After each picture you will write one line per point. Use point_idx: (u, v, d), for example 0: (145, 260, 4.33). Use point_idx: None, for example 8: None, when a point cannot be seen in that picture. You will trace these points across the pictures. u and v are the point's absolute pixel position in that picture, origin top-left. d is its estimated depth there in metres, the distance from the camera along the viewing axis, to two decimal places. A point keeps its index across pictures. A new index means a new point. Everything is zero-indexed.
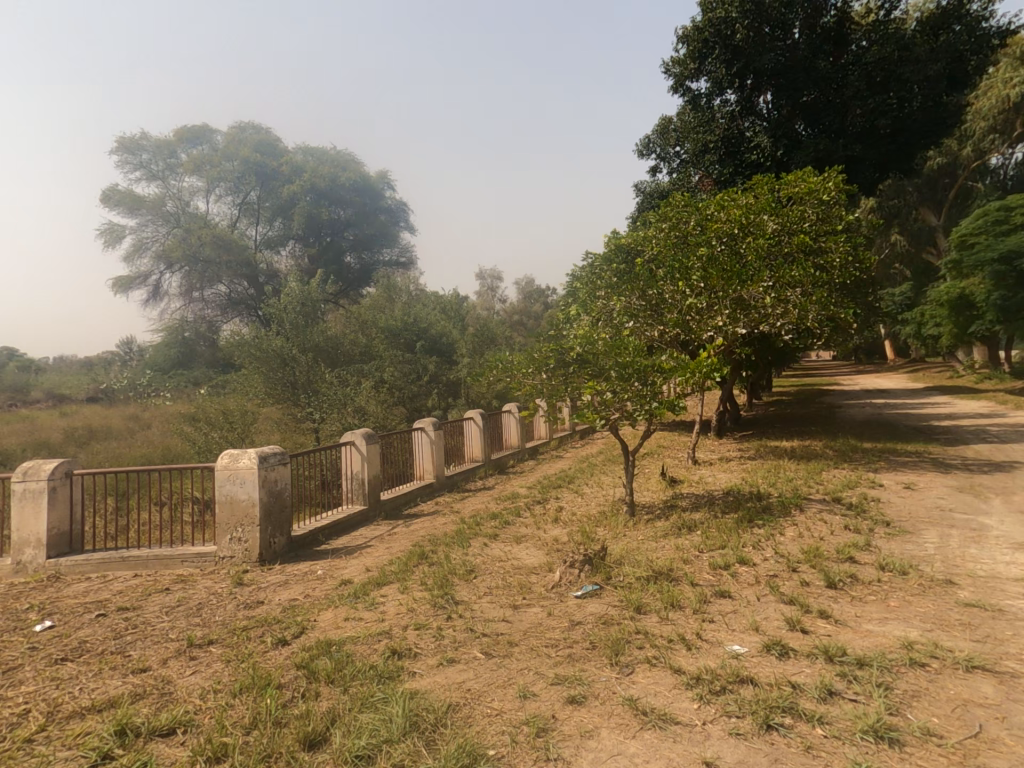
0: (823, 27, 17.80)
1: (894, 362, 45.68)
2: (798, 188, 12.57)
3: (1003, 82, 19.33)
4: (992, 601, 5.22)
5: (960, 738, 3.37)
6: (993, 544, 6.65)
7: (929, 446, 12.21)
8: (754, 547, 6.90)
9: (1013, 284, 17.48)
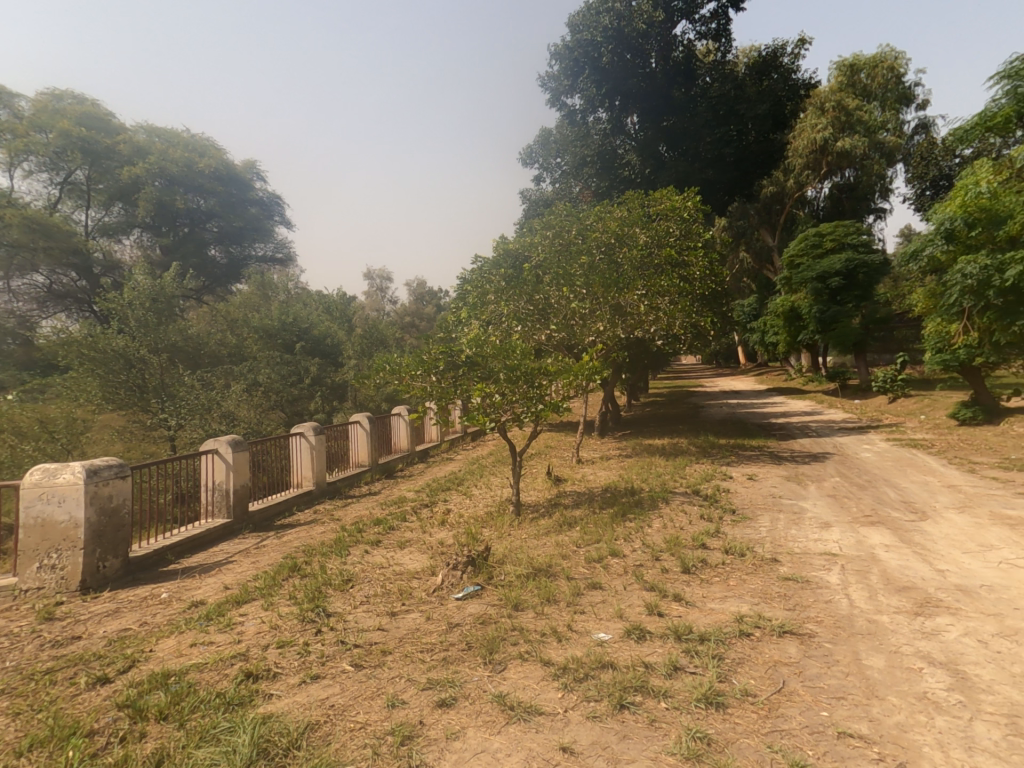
0: (675, 59, 20.37)
1: (745, 366, 51.53)
2: (664, 205, 13.70)
3: (811, 125, 21.64)
4: (804, 573, 6.04)
5: (768, 694, 3.85)
6: (807, 524, 7.72)
7: (770, 441, 13.88)
8: (625, 539, 7.38)
9: (825, 300, 20.66)
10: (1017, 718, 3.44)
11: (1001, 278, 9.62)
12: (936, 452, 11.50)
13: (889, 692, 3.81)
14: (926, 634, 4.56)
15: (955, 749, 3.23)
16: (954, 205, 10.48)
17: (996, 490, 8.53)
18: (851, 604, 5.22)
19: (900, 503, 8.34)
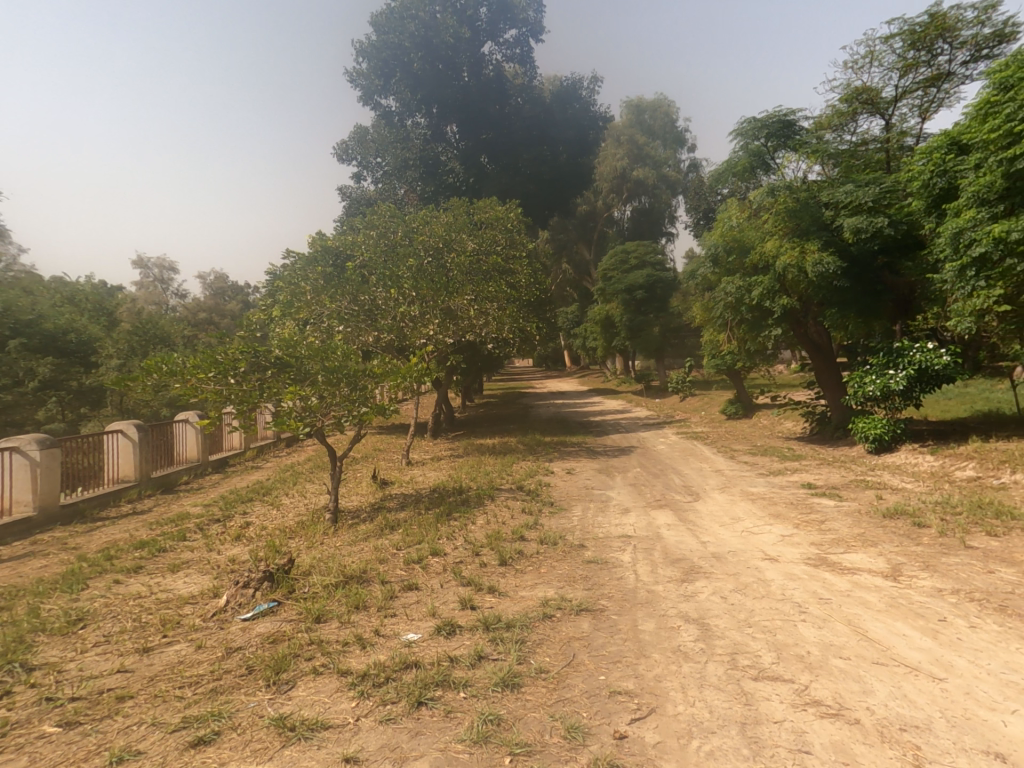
0: (486, 75, 23.19)
1: (571, 368, 56.54)
2: (489, 214, 14.52)
3: (611, 155, 28.22)
4: (603, 556, 6.74)
5: (559, 669, 4.21)
6: (609, 511, 8.64)
7: (589, 437, 15.26)
8: (447, 537, 7.51)
9: (633, 309, 23.47)
10: (738, 654, 4.24)
11: (749, 296, 11.77)
12: (709, 442, 13.74)
13: (654, 650, 4.42)
14: (687, 596, 5.40)
15: (694, 689, 3.86)
16: (715, 235, 12.65)
17: (747, 471, 10.46)
18: (635, 578, 5.96)
19: (681, 487, 9.76)
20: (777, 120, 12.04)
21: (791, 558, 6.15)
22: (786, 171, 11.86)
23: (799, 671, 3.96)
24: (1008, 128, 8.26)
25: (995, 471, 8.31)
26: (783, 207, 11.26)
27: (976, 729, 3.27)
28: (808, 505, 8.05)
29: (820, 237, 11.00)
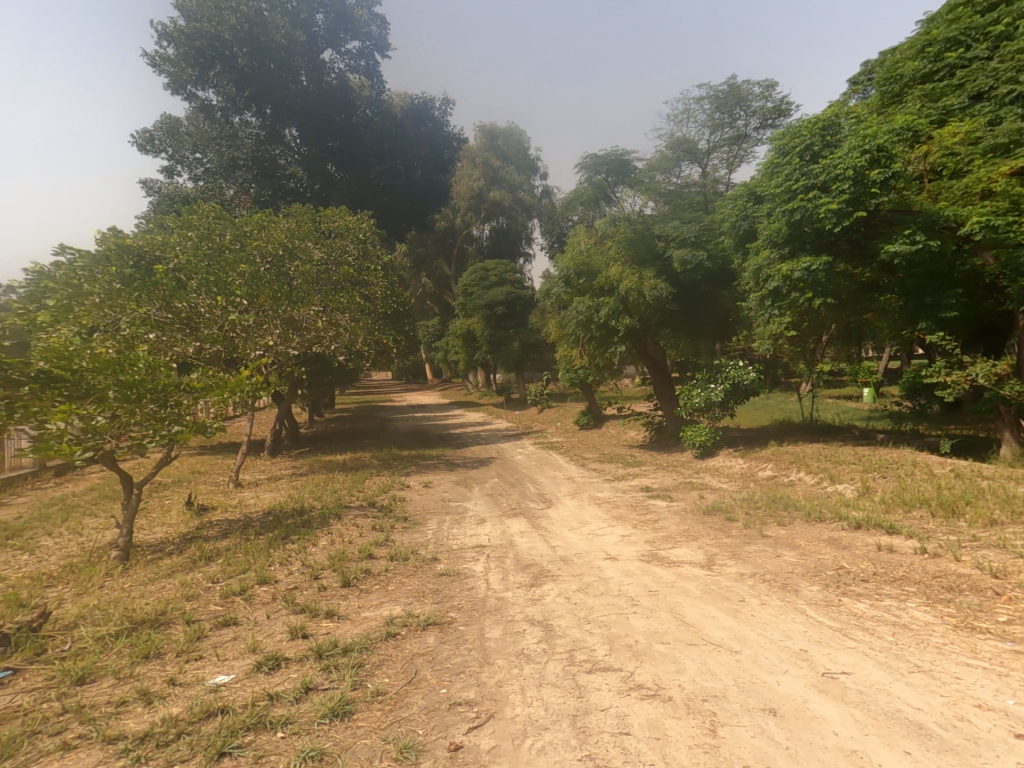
0: (328, 81, 21.46)
1: (431, 381, 56.58)
2: (338, 223, 13.98)
3: (468, 174, 29.27)
4: (456, 567, 6.79)
5: (398, 688, 4.13)
6: (466, 522, 8.70)
7: (448, 450, 15.31)
8: (280, 563, 6.98)
9: (494, 323, 24.21)
10: (576, 650, 4.51)
11: (598, 316, 12.68)
12: (563, 451, 14.51)
13: (498, 656, 4.54)
14: (534, 600, 5.64)
15: (531, 689, 4.03)
16: (566, 257, 13.41)
17: (595, 478, 11.23)
18: (485, 587, 6.07)
19: (536, 495, 10.18)
20: (614, 157, 13.46)
21: (627, 556, 6.72)
22: (625, 204, 13.16)
23: (626, 659, 4.30)
24: (790, 185, 10.14)
25: (787, 469, 9.87)
26: (623, 236, 12.42)
27: (760, 691, 3.74)
28: (644, 506, 8.87)
29: (654, 266, 12.34)
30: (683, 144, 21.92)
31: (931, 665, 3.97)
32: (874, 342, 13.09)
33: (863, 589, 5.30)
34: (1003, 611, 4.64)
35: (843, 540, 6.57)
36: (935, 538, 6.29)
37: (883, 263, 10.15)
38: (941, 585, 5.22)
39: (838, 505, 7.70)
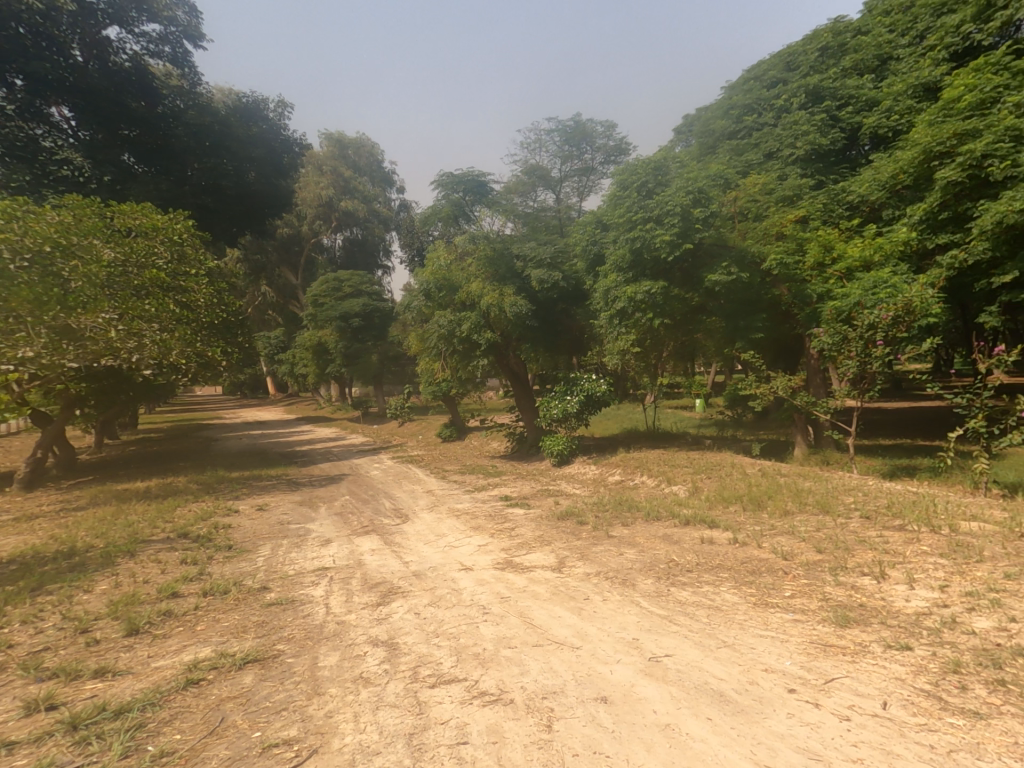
0: (114, 61, 16.90)
1: (271, 396, 52.97)
2: (142, 222, 12.15)
3: (314, 181, 27.80)
4: (291, 594, 6.35)
5: (196, 741, 3.63)
6: (308, 544, 8.26)
7: (287, 469, 14.38)
8: (26, 621, 5.70)
9: (349, 336, 23.67)
10: (419, 666, 4.42)
11: (460, 330, 12.66)
12: (424, 465, 14.34)
13: (331, 684, 4.28)
14: (380, 619, 5.47)
15: (362, 715, 3.82)
16: (426, 272, 13.13)
17: (455, 490, 11.30)
18: (325, 612, 5.76)
19: (390, 511, 9.93)
20: (470, 176, 13.90)
21: (482, 565, 6.82)
22: (484, 222, 13.55)
23: (473, 668, 4.31)
24: (630, 217, 11.30)
25: (632, 474, 10.79)
26: (483, 254, 12.84)
27: (594, 681, 3.94)
28: (502, 516, 9.09)
29: (514, 283, 12.84)
30: (537, 169, 24.97)
31: (735, 639, 4.53)
32: (703, 359, 14.80)
33: (687, 578, 5.84)
34: (790, 586, 5.45)
35: (675, 535, 7.28)
36: (745, 528, 7.27)
37: (707, 290, 11.57)
38: (747, 568, 6.01)
39: (672, 504, 8.61)
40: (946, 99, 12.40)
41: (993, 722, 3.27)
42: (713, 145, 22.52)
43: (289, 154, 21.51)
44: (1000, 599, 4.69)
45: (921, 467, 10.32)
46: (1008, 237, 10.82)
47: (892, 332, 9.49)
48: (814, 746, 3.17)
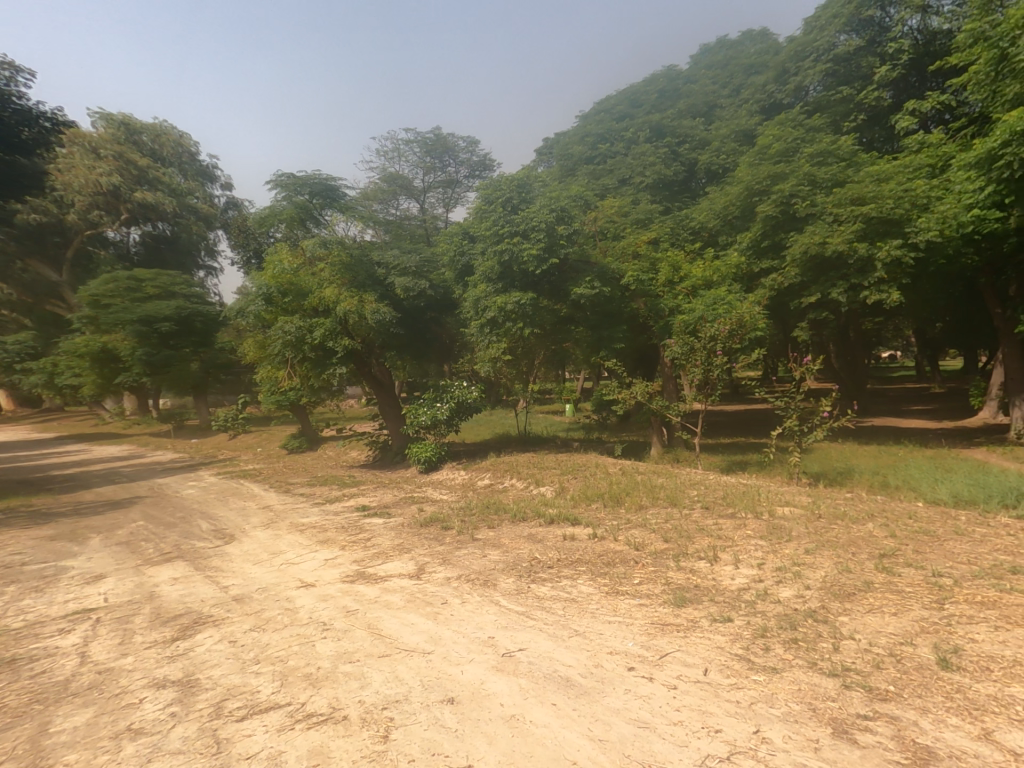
0: None
1: (38, 411, 45.03)
2: None
3: (86, 167, 25.19)
4: (21, 650, 4.84)
5: None
6: (61, 587, 6.46)
7: (40, 501, 11.96)
8: None
9: (156, 342, 22.48)
10: (226, 701, 3.79)
11: (311, 336, 12.24)
12: (265, 481, 13.19)
13: (72, 751, 3.37)
14: (172, 658, 4.50)
15: None
16: (267, 275, 12.74)
17: (301, 503, 10.35)
18: (76, 664, 4.51)
19: (214, 532, 8.67)
20: (319, 182, 14.41)
21: (328, 580, 6.11)
22: (338, 228, 13.36)
23: (299, 690, 3.86)
24: (497, 230, 11.81)
25: (502, 477, 11.10)
26: (338, 260, 12.50)
27: (443, 684, 3.91)
28: (359, 527, 8.47)
29: (376, 291, 12.81)
30: (399, 178, 25.12)
31: (585, 627, 4.71)
32: (573, 366, 15.63)
33: (547, 574, 6.05)
34: (638, 574, 5.85)
35: (539, 534, 7.57)
36: (603, 524, 7.76)
37: (573, 302, 12.30)
38: (603, 561, 6.36)
39: (538, 505, 8.97)
40: (761, 146, 15.17)
41: (784, 673, 3.79)
42: (573, 169, 24.15)
43: (31, 126, 12.89)
44: (800, 571, 5.51)
45: (750, 461, 11.92)
46: (813, 263, 12.93)
47: (729, 344, 10.80)
48: (644, 716, 3.45)
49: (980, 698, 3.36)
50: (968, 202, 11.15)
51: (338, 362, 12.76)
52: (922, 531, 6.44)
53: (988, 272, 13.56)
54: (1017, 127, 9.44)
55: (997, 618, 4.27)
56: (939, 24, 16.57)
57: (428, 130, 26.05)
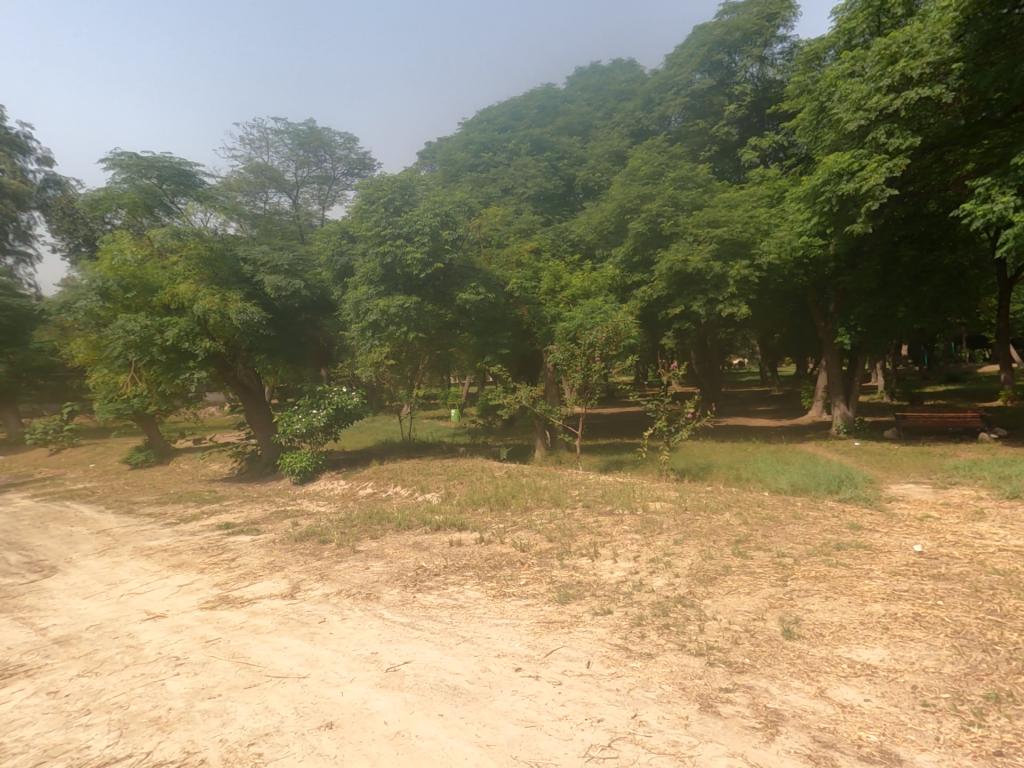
0: None
1: None
2: None
3: None
4: None
5: None
6: None
7: None
8: None
9: None
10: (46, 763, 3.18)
11: (162, 337, 10.86)
12: (98, 502, 11.37)
13: None
14: None
15: None
16: (104, 267, 11.20)
17: (148, 525, 9.07)
18: None
19: (29, 565, 7.29)
20: (169, 166, 12.99)
21: (182, 608, 5.42)
22: (195, 219, 12.11)
23: (144, 738, 3.35)
24: (379, 231, 11.53)
25: (385, 485, 10.71)
26: (194, 253, 11.37)
27: (319, 709, 3.62)
28: (220, 547, 7.59)
29: (242, 289, 11.77)
30: (267, 170, 23.40)
31: (473, 633, 4.65)
32: (459, 371, 15.54)
33: (433, 582, 5.90)
34: (524, 575, 5.92)
35: (424, 542, 7.39)
36: (490, 528, 7.76)
37: (458, 307, 12.27)
38: (490, 565, 6.35)
39: (424, 512, 8.74)
40: (631, 168, 16.37)
41: (659, 658, 4.03)
42: (456, 175, 24.22)
43: None
44: (671, 560, 5.95)
45: (625, 461, 12.71)
46: (677, 278, 14.09)
47: (606, 351, 11.45)
48: (531, 715, 3.47)
49: (816, 661, 3.83)
50: (799, 229, 13.07)
51: (195, 366, 11.51)
52: (767, 517, 7.27)
53: (814, 292, 15.84)
54: (834, 169, 11.18)
55: (827, 588, 4.93)
56: (773, 75, 19.59)
57: (301, 122, 24.65)
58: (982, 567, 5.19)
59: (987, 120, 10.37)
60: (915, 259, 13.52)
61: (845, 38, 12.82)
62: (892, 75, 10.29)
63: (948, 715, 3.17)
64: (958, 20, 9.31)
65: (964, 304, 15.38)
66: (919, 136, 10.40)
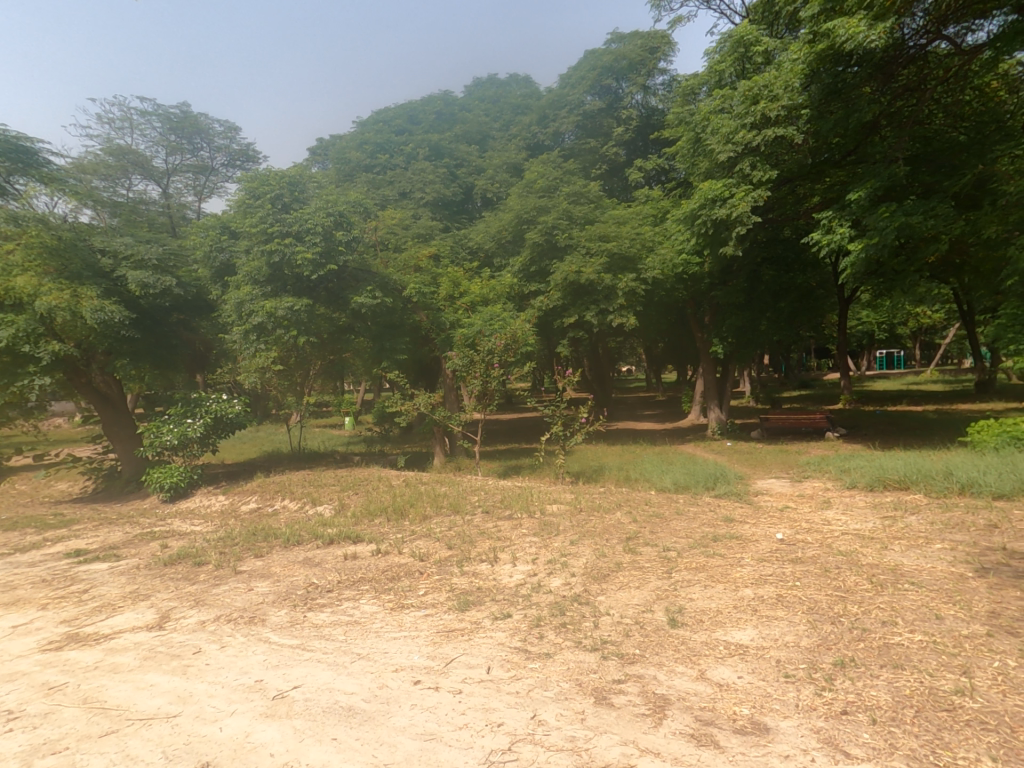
0: None
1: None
2: None
3: None
4: None
5: None
6: None
7: None
8: None
9: None
10: None
11: None
12: None
13: None
14: None
15: None
16: None
17: None
18: None
19: None
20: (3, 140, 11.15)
21: (16, 653, 4.63)
22: (38, 202, 10.58)
23: None
24: (265, 228, 10.83)
25: (271, 499, 9.98)
26: (35, 241, 9.84)
27: (192, 749, 3.26)
28: (68, 578, 6.60)
29: (98, 284, 10.40)
30: (130, 153, 20.97)
31: (369, 649, 4.45)
32: (353, 378, 14.88)
33: (326, 599, 5.58)
34: (423, 585, 5.79)
35: (316, 558, 6.96)
36: (388, 538, 7.50)
37: (353, 311, 11.82)
38: (387, 576, 6.14)
39: (315, 526, 8.25)
40: (529, 180, 16.87)
41: (556, 657, 4.12)
42: (351, 175, 23.43)
43: None
44: (568, 560, 6.14)
45: (522, 466, 12.89)
46: (571, 288, 14.62)
47: (504, 357, 11.58)
48: (431, 727, 3.38)
49: (697, 645, 4.13)
50: (679, 248, 14.19)
51: (36, 372, 10.02)
52: (654, 514, 7.76)
53: (692, 305, 17.23)
54: (709, 194, 12.31)
55: (705, 578, 5.35)
56: (655, 103, 21.20)
57: (173, 104, 22.48)
58: (829, 549, 5.93)
59: (829, 161, 12.02)
60: (774, 279, 15.24)
61: (716, 77, 14.21)
62: (754, 114, 11.59)
63: (805, 683, 3.57)
64: (805, 71, 10.68)
65: (811, 319, 17.59)
66: (776, 170, 11.78)
